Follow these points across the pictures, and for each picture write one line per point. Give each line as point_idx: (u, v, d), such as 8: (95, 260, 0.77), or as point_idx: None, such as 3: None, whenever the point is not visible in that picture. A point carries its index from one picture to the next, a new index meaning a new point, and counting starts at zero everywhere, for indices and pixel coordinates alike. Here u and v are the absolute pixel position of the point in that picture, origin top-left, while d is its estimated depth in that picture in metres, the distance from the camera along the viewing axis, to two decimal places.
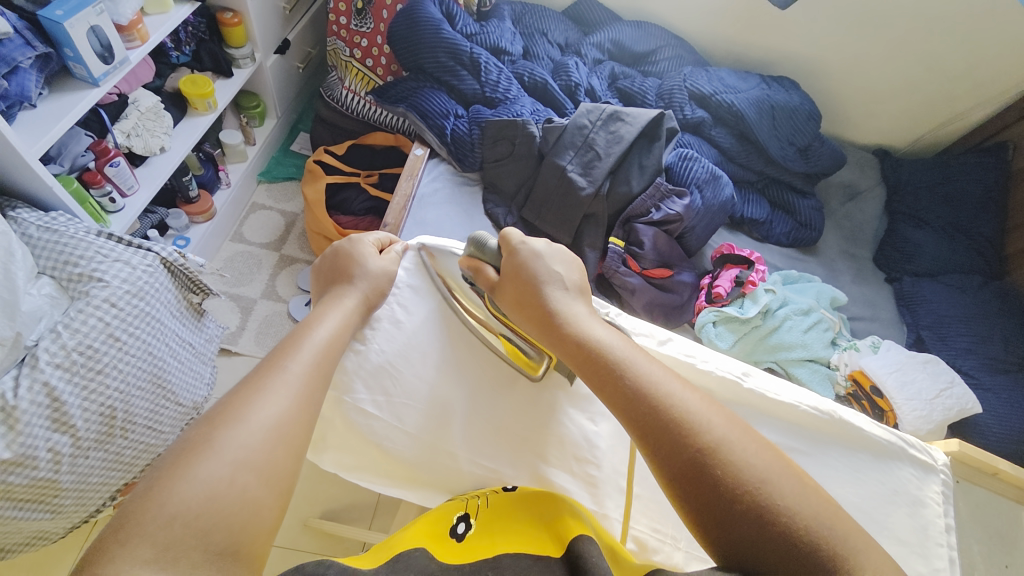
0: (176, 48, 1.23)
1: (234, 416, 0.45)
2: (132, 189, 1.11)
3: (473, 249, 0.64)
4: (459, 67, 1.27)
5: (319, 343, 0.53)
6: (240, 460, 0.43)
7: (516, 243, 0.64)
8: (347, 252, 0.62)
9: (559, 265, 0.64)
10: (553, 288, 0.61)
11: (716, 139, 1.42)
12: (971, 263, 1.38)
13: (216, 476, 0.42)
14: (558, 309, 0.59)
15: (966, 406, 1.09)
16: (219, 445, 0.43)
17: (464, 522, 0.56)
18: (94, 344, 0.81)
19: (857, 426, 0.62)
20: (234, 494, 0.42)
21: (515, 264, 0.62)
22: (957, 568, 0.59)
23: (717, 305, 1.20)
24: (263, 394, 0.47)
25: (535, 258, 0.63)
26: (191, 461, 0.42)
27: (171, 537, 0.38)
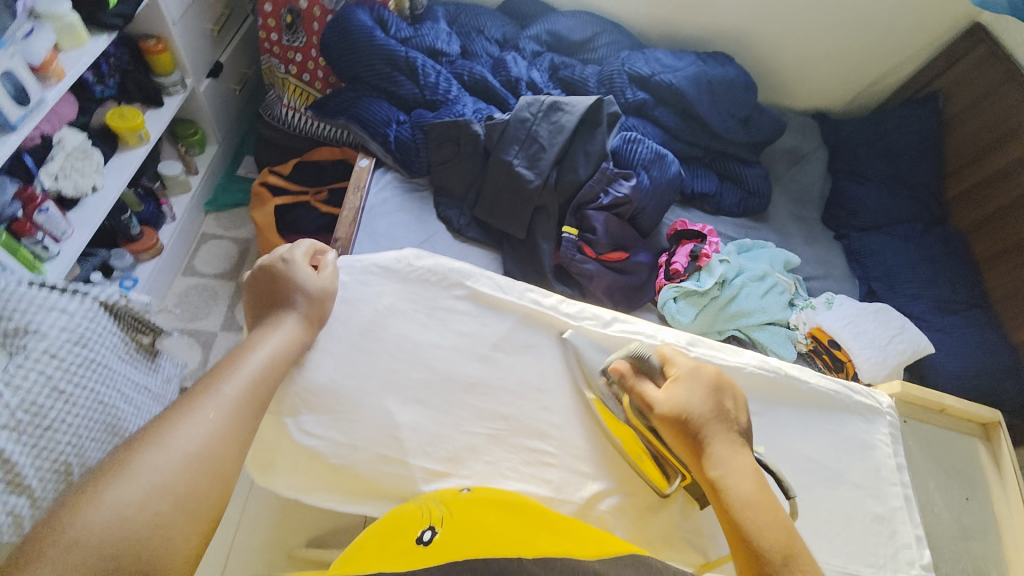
0: (99, 82, 1.17)
1: (154, 439, 0.46)
2: (65, 233, 1.05)
3: (630, 357, 0.58)
4: (397, 73, 1.26)
5: (253, 367, 0.53)
6: (150, 485, 0.44)
7: (688, 368, 0.57)
8: (288, 273, 0.60)
9: (728, 398, 0.56)
10: (717, 428, 0.54)
11: (659, 119, 1.44)
12: (913, 212, 1.44)
13: (126, 502, 0.43)
14: (721, 455, 0.52)
15: (919, 347, 1.15)
16: (136, 469, 0.44)
17: (430, 530, 0.52)
18: (39, 400, 0.79)
19: (799, 380, 0.65)
20: (141, 519, 0.42)
21: (683, 394, 0.55)
22: (913, 504, 0.62)
23: (676, 280, 1.22)
24: (185, 417, 0.48)
25: (704, 385, 0.56)
26: (104, 484, 0.43)
27: (74, 561, 0.40)
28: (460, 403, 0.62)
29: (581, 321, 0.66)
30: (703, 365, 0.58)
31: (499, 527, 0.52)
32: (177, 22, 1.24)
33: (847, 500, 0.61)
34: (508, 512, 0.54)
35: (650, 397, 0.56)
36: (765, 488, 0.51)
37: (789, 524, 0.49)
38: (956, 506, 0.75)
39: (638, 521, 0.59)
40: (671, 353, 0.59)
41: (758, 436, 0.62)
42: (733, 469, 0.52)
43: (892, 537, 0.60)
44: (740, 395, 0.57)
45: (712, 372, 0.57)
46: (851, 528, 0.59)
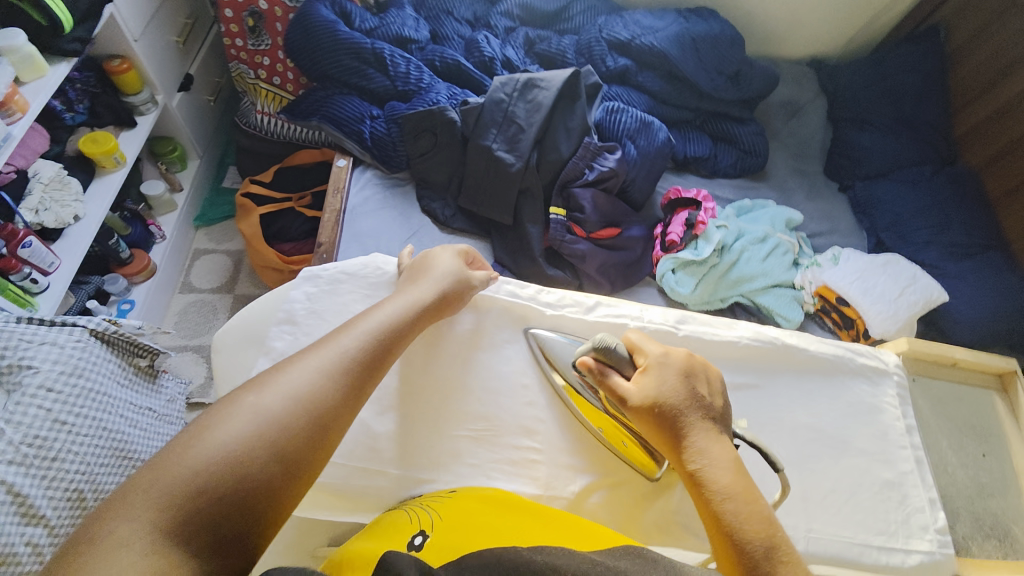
0: (69, 109, 1.17)
1: (273, 382, 0.48)
2: (53, 265, 1.05)
3: (596, 349, 0.56)
4: (366, 66, 1.22)
5: (373, 328, 0.55)
6: (260, 423, 0.45)
7: (660, 354, 0.56)
8: (432, 253, 0.65)
9: (702, 384, 0.54)
10: (694, 416, 0.52)
11: (644, 84, 1.38)
12: (920, 155, 1.38)
13: (238, 435, 0.44)
14: (698, 443, 0.51)
15: (932, 297, 1.10)
16: (250, 406, 0.46)
17: (421, 536, 0.48)
18: (42, 433, 0.79)
19: (793, 347, 0.62)
20: (247, 455, 0.44)
21: (653, 384, 0.53)
22: (925, 466, 0.60)
23: (673, 251, 1.17)
24: (300, 367, 0.50)
25: (674, 371, 0.54)
26: (222, 416, 0.45)
27: (186, 484, 0.41)
28: (445, 404, 0.61)
29: (561, 309, 0.65)
30: (671, 350, 0.56)
31: (489, 522, 0.49)
32: (138, 39, 1.21)
33: (856, 467, 0.58)
34: (501, 511, 0.52)
35: (619, 388, 0.55)
36: (743, 476, 0.49)
37: (770, 515, 0.47)
38: (972, 463, 0.72)
39: (631, 514, 0.58)
40: (638, 341, 0.57)
41: (756, 412, 0.60)
42: (711, 459, 0.50)
43: (904, 502, 0.57)
44: (719, 378, 0.55)
45: (683, 357, 0.55)
46: (859, 496, 0.57)
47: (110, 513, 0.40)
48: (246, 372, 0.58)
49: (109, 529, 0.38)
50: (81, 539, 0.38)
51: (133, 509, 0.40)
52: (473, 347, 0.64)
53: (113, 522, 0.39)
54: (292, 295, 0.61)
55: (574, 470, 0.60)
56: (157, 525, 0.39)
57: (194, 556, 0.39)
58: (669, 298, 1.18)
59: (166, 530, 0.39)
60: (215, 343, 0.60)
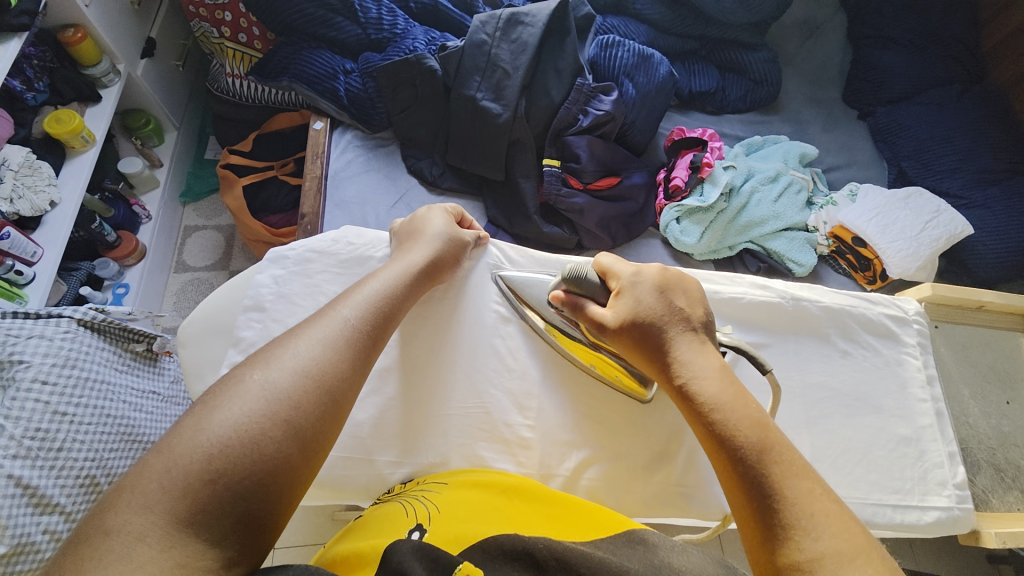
0: (29, 89, 1.08)
1: (277, 355, 0.43)
2: (36, 255, 1.02)
3: (568, 280, 0.56)
4: (333, 15, 1.12)
5: (375, 294, 0.51)
6: (270, 397, 0.40)
7: (629, 275, 0.54)
8: (423, 215, 0.61)
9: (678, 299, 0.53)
10: (676, 329, 0.51)
11: (642, 13, 1.25)
12: (949, 72, 1.25)
13: (247, 412, 0.39)
14: (682, 356, 0.50)
15: (955, 231, 1.04)
16: (258, 382, 0.41)
17: (418, 531, 0.46)
18: (43, 425, 0.80)
19: (797, 299, 0.58)
20: (261, 432, 0.39)
21: (630, 305, 0.52)
22: (945, 419, 0.57)
23: (677, 199, 1.10)
24: (304, 335, 0.45)
25: (650, 289, 0.53)
26: (226, 393, 0.40)
27: (191, 468, 0.36)
28: (434, 383, 0.58)
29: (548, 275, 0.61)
30: (642, 268, 0.55)
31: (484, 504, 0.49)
32: (89, 4, 1.12)
33: (869, 425, 0.55)
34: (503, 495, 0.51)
35: (599, 314, 0.54)
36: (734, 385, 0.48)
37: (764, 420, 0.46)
38: (995, 414, 0.70)
39: (631, 485, 0.57)
40: (608, 265, 0.56)
41: (769, 373, 0.56)
42: (698, 371, 0.49)
43: (921, 458, 0.55)
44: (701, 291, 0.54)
45: (655, 275, 0.54)
46: (873, 454, 0.54)
47: (116, 503, 0.35)
48: (216, 364, 0.56)
49: (119, 524, 0.34)
50: (88, 535, 0.34)
51: (142, 500, 0.35)
52: (459, 320, 0.61)
53: (122, 515, 0.35)
54: (258, 279, 0.57)
55: (571, 442, 0.58)
56: (172, 515, 0.35)
57: (216, 544, 0.35)
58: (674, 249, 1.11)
59: (184, 519, 0.35)
60: (179, 336, 0.57)
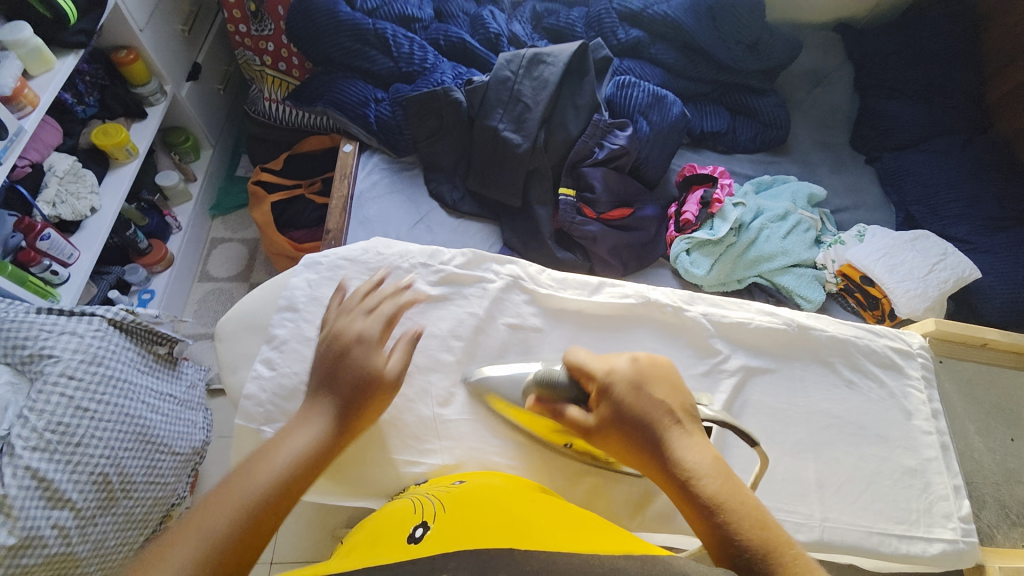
0: (80, 102, 1.17)
1: (219, 497, 0.42)
2: (72, 256, 1.06)
3: (537, 385, 0.53)
4: (368, 48, 1.19)
5: (314, 424, 0.47)
6: (254, 507, 0.42)
7: (604, 371, 0.51)
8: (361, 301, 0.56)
9: (661, 388, 0.50)
10: (666, 424, 0.48)
11: (657, 57, 1.32)
12: (953, 123, 1.30)
13: (230, 523, 0.40)
14: (677, 455, 0.46)
15: (963, 275, 1.05)
16: (243, 487, 0.42)
17: (420, 529, 0.47)
18: (65, 419, 0.82)
19: (803, 326, 0.60)
20: (244, 542, 0.40)
21: (612, 405, 0.49)
22: (950, 453, 0.57)
23: (687, 231, 1.14)
24: (294, 432, 0.47)
25: (631, 385, 0.50)
26: (215, 500, 0.41)
27: None
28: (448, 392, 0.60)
29: (561, 290, 0.61)
30: (617, 361, 0.52)
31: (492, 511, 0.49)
32: (144, 29, 1.21)
33: (874, 456, 0.56)
34: (524, 504, 0.51)
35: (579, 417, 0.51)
36: (731, 476, 0.45)
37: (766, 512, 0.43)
38: (999, 448, 0.71)
39: (630, 501, 0.57)
40: (581, 363, 0.52)
41: (778, 397, 0.58)
42: (694, 466, 0.46)
43: (926, 489, 0.55)
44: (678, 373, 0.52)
45: (630, 364, 0.51)
46: (878, 483, 0.55)
47: None
48: (247, 359, 0.58)
49: None
50: None
51: None
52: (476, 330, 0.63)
53: None
54: (293, 282, 0.60)
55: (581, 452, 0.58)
56: None
57: None
58: (683, 280, 1.14)
59: None
60: (217, 331, 0.60)
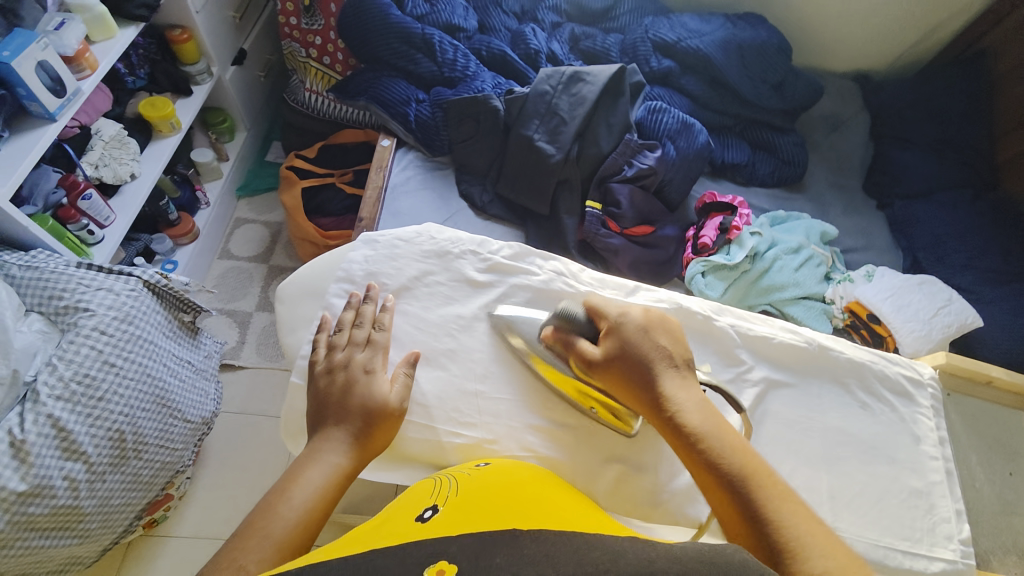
0: (130, 73, 1.22)
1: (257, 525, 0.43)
2: (108, 219, 1.09)
3: (558, 318, 0.55)
4: (414, 51, 1.24)
5: (325, 440, 0.48)
6: (278, 543, 0.42)
7: (618, 313, 0.55)
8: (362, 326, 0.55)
9: (667, 335, 0.54)
10: (662, 366, 0.52)
11: (686, 88, 1.38)
12: (963, 177, 1.36)
13: (259, 561, 0.40)
14: (670, 392, 0.51)
15: (966, 321, 1.09)
16: (265, 526, 0.43)
17: (431, 509, 0.47)
18: (91, 372, 0.83)
19: (823, 346, 0.63)
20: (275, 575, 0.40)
21: (618, 342, 0.53)
22: (954, 479, 0.60)
23: (704, 255, 1.17)
24: (308, 460, 0.47)
25: (638, 329, 0.54)
26: (242, 542, 0.41)
27: None
28: None
29: (601, 289, 0.64)
30: (628, 308, 0.55)
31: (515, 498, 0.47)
32: (199, 11, 1.24)
33: (883, 475, 0.59)
34: (555, 494, 0.49)
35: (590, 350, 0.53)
36: (715, 414, 0.50)
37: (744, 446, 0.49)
38: (999, 480, 0.72)
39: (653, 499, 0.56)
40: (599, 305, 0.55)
41: (796, 411, 0.61)
42: (684, 404, 0.50)
43: (931, 510, 0.57)
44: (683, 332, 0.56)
45: (641, 313, 0.55)
46: (886, 501, 0.57)
47: None
48: (306, 321, 0.59)
49: None
50: None
51: None
52: None
53: None
54: (350, 256, 0.62)
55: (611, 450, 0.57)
56: None
57: None
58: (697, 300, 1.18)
59: None
60: (278, 292, 0.61)
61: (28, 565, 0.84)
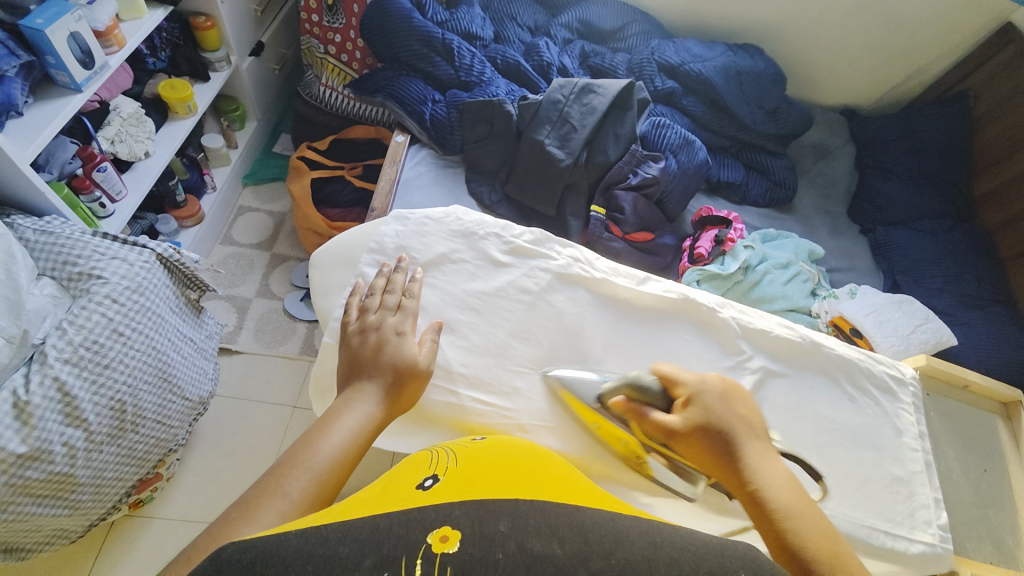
0: (152, 55, 1.24)
1: (301, 457, 0.45)
2: (120, 194, 1.10)
3: (629, 386, 0.55)
4: (433, 54, 1.29)
5: (361, 395, 0.50)
6: (318, 476, 0.44)
7: (695, 384, 0.55)
8: (393, 289, 0.59)
9: (745, 405, 0.55)
10: (748, 438, 0.53)
11: (687, 108, 1.45)
12: (940, 208, 1.45)
13: (301, 490, 0.43)
14: (756, 464, 0.51)
15: (942, 339, 1.16)
16: (306, 459, 0.45)
17: (432, 478, 0.43)
18: (100, 339, 0.83)
19: (816, 341, 0.67)
20: (315, 504, 0.43)
21: (702, 413, 0.53)
22: (932, 470, 0.65)
23: (700, 264, 1.23)
24: (345, 410, 0.49)
25: (718, 398, 0.54)
26: (285, 472, 0.44)
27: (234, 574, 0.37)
28: None
29: (613, 276, 0.68)
30: (704, 375, 0.56)
31: (519, 467, 0.44)
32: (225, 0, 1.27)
33: (866, 461, 0.63)
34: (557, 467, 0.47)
35: (659, 423, 0.53)
36: (799, 491, 0.50)
37: (829, 530, 0.48)
38: (974, 475, 0.78)
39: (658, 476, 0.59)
40: (673, 373, 0.56)
41: (790, 397, 0.65)
42: (769, 477, 0.50)
43: (911, 497, 0.62)
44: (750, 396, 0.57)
45: (718, 379, 0.56)
46: (870, 486, 0.62)
47: None
48: (340, 287, 0.62)
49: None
50: None
51: None
52: None
53: None
54: (382, 230, 0.65)
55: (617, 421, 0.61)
56: None
57: None
58: None
59: None
60: (312, 260, 0.64)
61: (16, 532, 0.83)
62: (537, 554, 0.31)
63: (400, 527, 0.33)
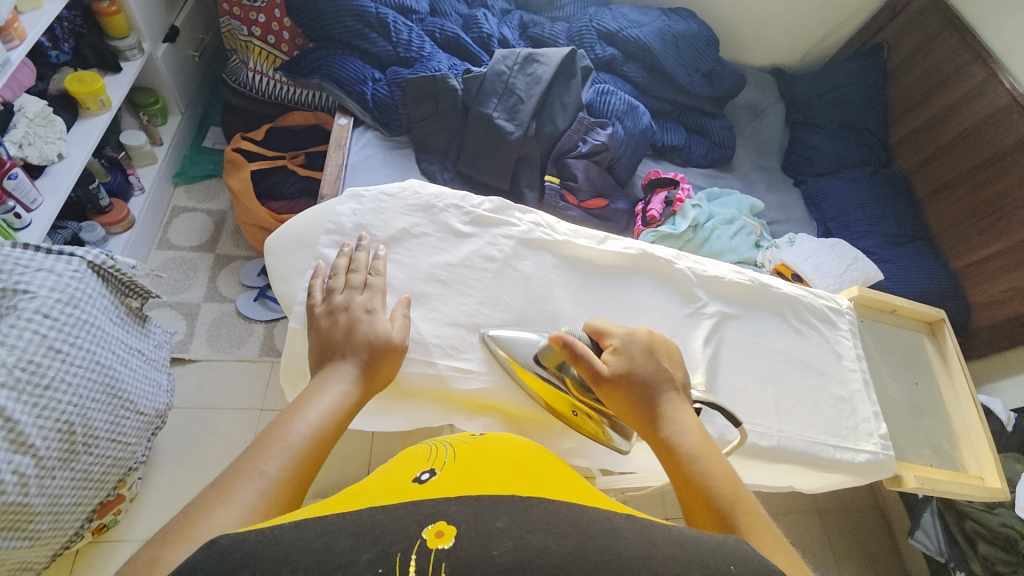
0: (54, 47, 1.12)
1: (276, 437, 0.45)
2: (36, 202, 1.00)
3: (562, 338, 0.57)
4: (368, 29, 1.24)
5: (334, 375, 0.50)
6: (296, 453, 0.44)
7: (616, 339, 0.57)
8: (357, 269, 0.58)
9: (664, 358, 0.57)
10: (665, 389, 0.55)
11: (628, 74, 1.47)
12: (862, 157, 1.57)
13: (278, 467, 0.43)
14: (668, 412, 0.54)
15: (869, 275, 1.27)
16: (282, 438, 0.44)
17: (428, 472, 0.44)
18: (36, 358, 0.77)
19: (764, 283, 0.72)
20: (295, 481, 0.43)
21: (624, 362, 0.55)
22: (870, 387, 0.72)
23: (653, 226, 1.27)
24: (321, 390, 0.49)
25: (640, 350, 0.57)
26: (260, 451, 0.43)
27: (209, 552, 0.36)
28: None
29: (574, 238, 0.69)
30: (631, 329, 0.58)
31: (519, 467, 0.45)
32: None
33: (814, 385, 0.69)
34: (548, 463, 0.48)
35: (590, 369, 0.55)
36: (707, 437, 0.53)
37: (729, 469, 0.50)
38: (906, 388, 0.88)
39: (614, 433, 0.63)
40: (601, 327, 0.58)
41: (744, 335, 0.70)
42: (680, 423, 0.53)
43: (854, 413, 0.69)
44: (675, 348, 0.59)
45: (645, 333, 0.58)
46: (819, 408, 0.68)
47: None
48: (300, 271, 0.60)
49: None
50: None
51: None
52: None
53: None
54: (338, 210, 0.63)
55: None
56: None
57: None
58: None
59: None
60: (268, 246, 0.62)
61: None
62: (535, 549, 0.32)
63: (395, 522, 0.33)
